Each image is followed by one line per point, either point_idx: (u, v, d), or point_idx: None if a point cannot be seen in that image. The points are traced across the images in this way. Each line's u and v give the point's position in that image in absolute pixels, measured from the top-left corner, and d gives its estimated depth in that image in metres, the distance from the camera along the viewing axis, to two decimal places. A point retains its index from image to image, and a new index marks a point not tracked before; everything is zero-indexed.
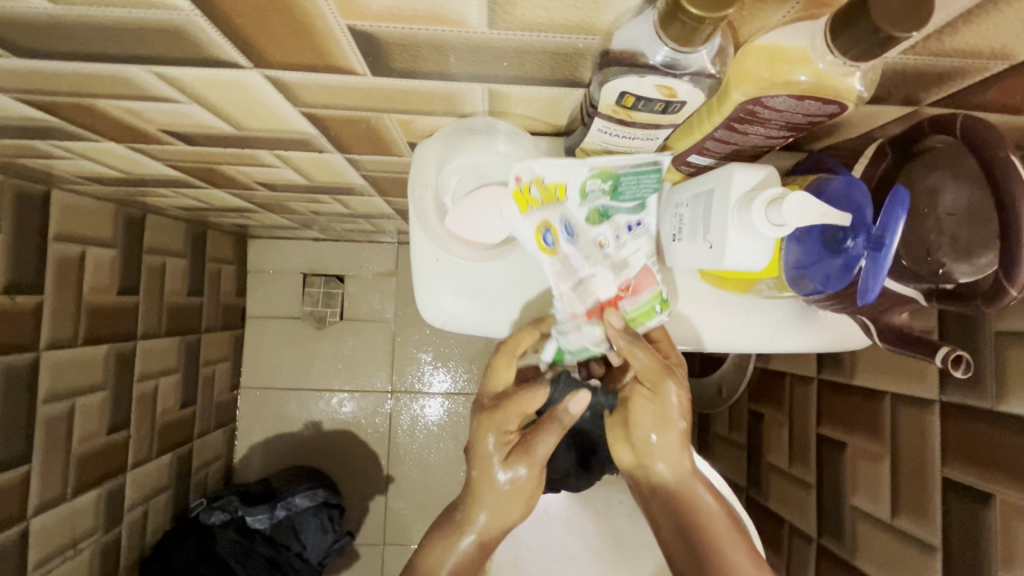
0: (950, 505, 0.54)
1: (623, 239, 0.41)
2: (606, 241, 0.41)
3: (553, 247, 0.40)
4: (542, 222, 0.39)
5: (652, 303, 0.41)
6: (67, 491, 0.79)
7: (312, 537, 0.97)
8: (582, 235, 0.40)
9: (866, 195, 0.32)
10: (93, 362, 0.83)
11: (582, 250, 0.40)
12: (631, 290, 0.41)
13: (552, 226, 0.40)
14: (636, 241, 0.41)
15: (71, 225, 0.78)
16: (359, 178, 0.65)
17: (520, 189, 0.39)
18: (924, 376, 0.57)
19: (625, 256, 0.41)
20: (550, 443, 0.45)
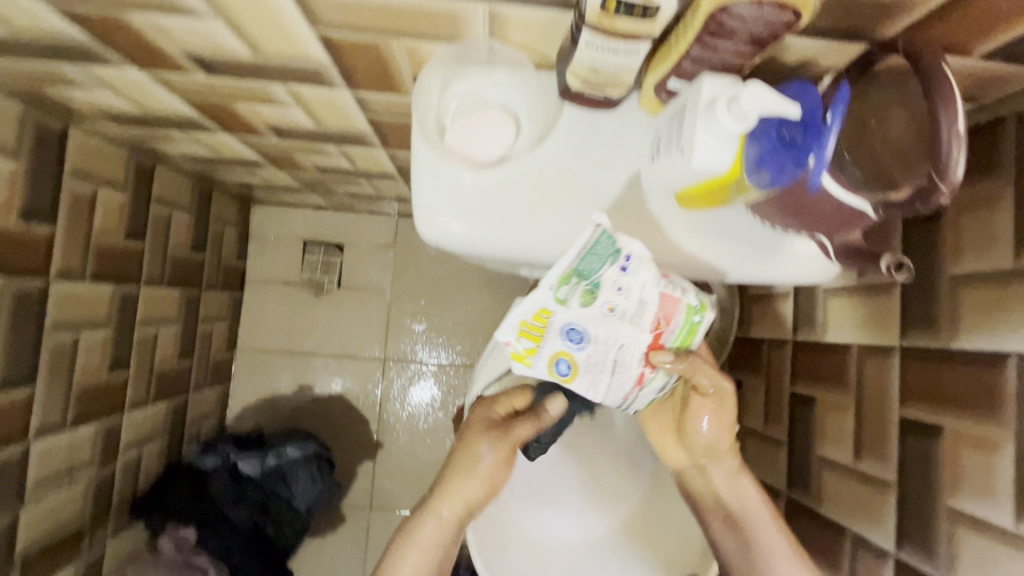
0: (906, 443, 0.58)
1: (621, 292, 0.47)
2: (615, 301, 0.48)
3: (574, 367, 0.50)
4: (555, 357, 0.50)
5: (689, 319, 0.49)
6: (66, 420, 0.81)
7: (301, 486, 1.00)
8: (592, 325, 0.48)
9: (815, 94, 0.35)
10: (98, 299, 0.86)
11: (602, 337, 0.49)
12: (662, 323, 0.49)
13: (562, 354, 0.50)
14: (636, 279, 0.47)
15: (86, 164, 0.81)
16: (365, 124, 0.69)
17: (516, 349, 0.50)
18: (887, 325, 0.61)
19: (636, 302, 0.48)
20: (528, 431, 0.65)
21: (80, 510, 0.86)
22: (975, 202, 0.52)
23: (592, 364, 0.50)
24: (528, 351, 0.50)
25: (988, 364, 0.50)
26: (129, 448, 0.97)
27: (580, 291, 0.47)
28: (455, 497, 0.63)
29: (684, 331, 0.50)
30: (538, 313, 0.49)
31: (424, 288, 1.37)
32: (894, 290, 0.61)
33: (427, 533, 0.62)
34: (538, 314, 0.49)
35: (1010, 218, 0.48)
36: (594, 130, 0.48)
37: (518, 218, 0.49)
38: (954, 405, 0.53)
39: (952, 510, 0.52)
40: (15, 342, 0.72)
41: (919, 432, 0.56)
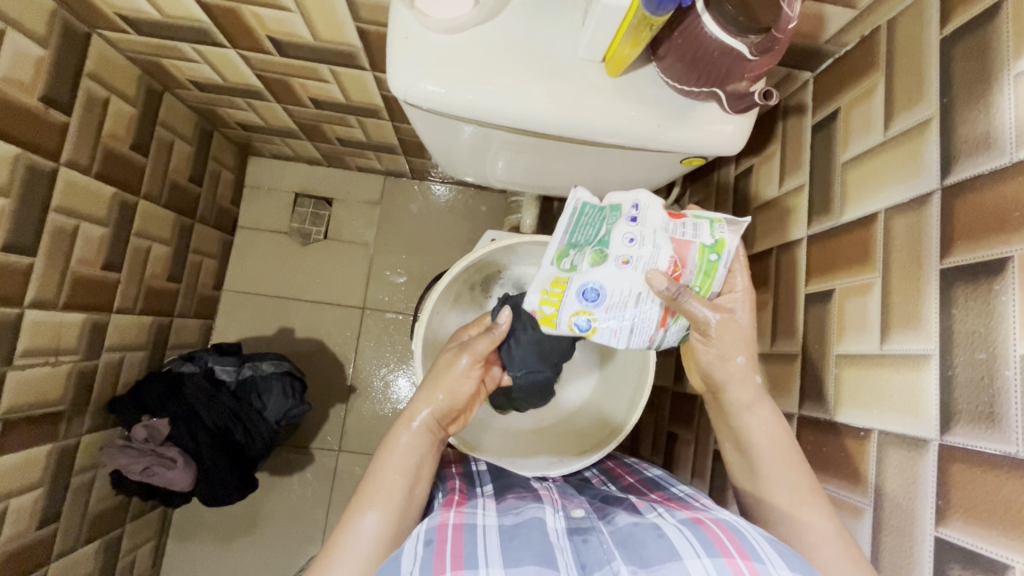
0: (809, 313, 0.66)
1: (632, 243, 0.58)
2: (626, 255, 0.58)
3: (598, 320, 0.59)
4: (576, 315, 0.59)
5: (703, 257, 0.59)
6: (58, 301, 0.88)
7: (273, 399, 1.05)
8: (609, 279, 0.58)
9: None
10: (101, 198, 0.94)
11: (620, 289, 0.58)
12: (679, 263, 0.58)
13: (584, 313, 0.59)
14: (643, 229, 0.58)
15: (104, 72, 0.90)
16: (356, 36, 0.79)
17: (543, 315, 0.61)
18: (798, 221, 0.71)
19: (649, 249, 0.58)
20: (486, 346, 0.74)
21: (61, 392, 0.91)
22: (860, 96, 0.62)
23: (612, 317, 0.59)
24: (551, 313, 0.60)
25: (865, 223, 0.58)
26: (113, 349, 1.02)
27: (592, 253, 0.59)
28: (426, 409, 0.71)
29: (703, 272, 0.59)
30: (555, 280, 0.60)
31: (406, 244, 1.46)
32: (804, 188, 0.70)
33: (402, 442, 0.69)
34: (557, 281, 0.60)
35: (882, 101, 0.58)
36: (541, 9, 0.58)
37: (474, 76, 0.57)
38: (841, 266, 0.61)
39: (838, 358, 0.60)
40: (23, 212, 0.79)
41: (818, 299, 0.64)
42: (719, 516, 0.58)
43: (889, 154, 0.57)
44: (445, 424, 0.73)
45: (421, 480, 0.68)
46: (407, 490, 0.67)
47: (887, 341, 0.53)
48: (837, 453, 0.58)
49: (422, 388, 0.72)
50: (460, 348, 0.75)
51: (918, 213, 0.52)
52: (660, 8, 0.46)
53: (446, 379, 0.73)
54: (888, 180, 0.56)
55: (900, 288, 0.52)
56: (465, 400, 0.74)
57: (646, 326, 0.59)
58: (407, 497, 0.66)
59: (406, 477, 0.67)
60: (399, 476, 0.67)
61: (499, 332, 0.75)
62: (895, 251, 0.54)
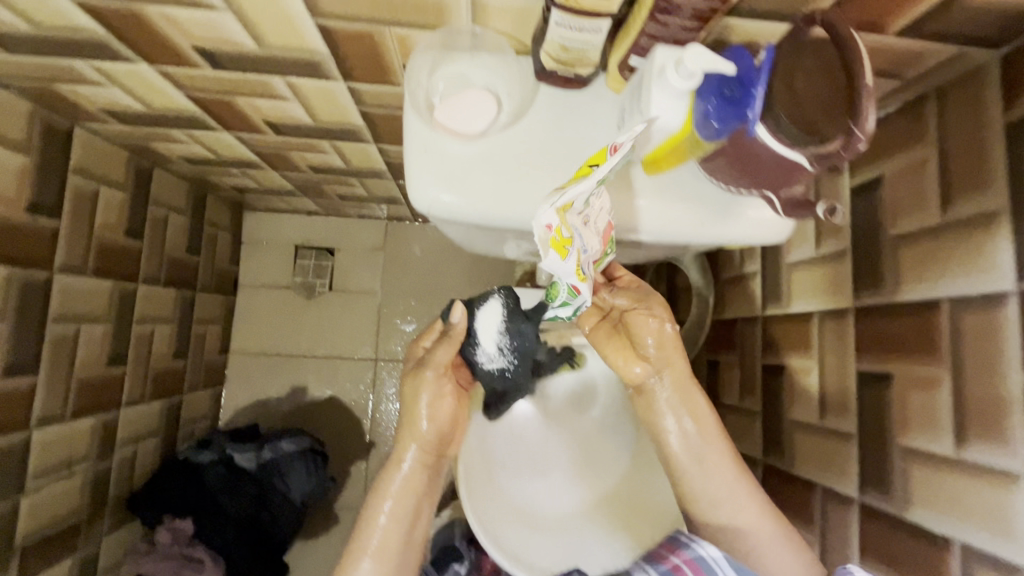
0: (863, 393, 0.63)
1: (596, 203, 0.48)
2: (592, 216, 0.48)
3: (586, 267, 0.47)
4: (577, 256, 0.45)
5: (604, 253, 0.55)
6: (66, 410, 0.83)
7: (297, 478, 1.02)
8: (588, 233, 0.47)
9: (748, 58, 0.40)
10: (99, 293, 0.89)
11: (593, 243, 0.48)
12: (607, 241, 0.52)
13: (581, 257, 0.46)
14: (601, 201, 0.50)
15: (90, 163, 0.85)
16: (359, 118, 0.74)
17: (555, 237, 0.43)
18: (841, 289, 0.68)
19: (601, 218, 0.50)
20: (448, 352, 0.64)
21: (77, 502, 0.87)
22: (907, 168, 0.58)
23: (587, 272, 0.48)
24: (566, 238, 0.43)
25: (926, 310, 0.55)
26: (125, 444, 0.98)
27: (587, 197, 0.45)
28: (412, 445, 0.65)
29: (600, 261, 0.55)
30: (566, 203, 0.43)
31: (415, 289, 1.41)
32: (846, 256, 0.67)
33: (395, 486, 0.64)
34: (569, 204, 0.43)
35: (935, 179, 0.55)
36: (569, 106, 0.54)
37: (502, 177, 0.53)
38: (899, 352, 0.58)
39: (904, 448, 0.57)
40: (19, 331, 0.74)
41: (874, 380, 0.61)
42: (696, 552, 0.54)
43: (951, 239, 0.53)
44: (442, 451, 0.67)
45: (419, 523, 0.66)
46: (404, 536, 0.64)
47: (964, 447, 0.50)
48: (910, 552, 0.55)
49: (403, 422, 0.66)
50: (419, 368, 0.65)
51: (991, 313, 0.49)
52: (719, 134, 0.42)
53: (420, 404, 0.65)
54: (954, 271, 0.52)
55: (976, 394, 0.49)
56: (450, 421, 0.66)
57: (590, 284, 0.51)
58: (405, 543, 0.64)
59: (403, 523, 0.64)
60: (395, 522, 0.63)
61: (456, 336, 0.64)
62: (965, 351, 0.51)
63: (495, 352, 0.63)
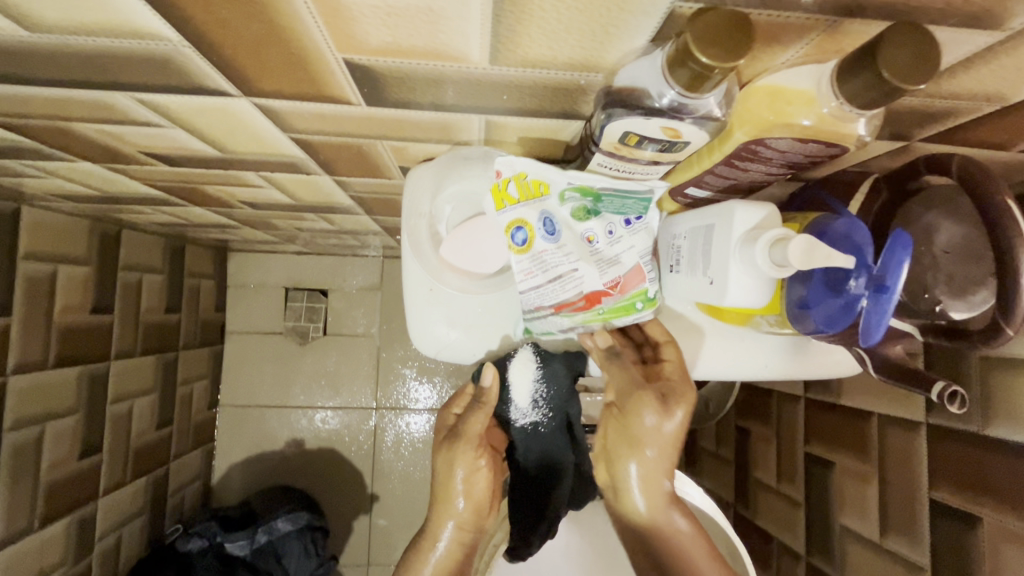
0: (938, 526, 0.55)
1: (615, 235, 0.39)
2: (597, 237, 0.39)
3: (534, 248, 0.38)
4: (513, 220, 0.37)
5: (632, 300, 0.40)
6: (33, 521, 0.75)
7: (295, 562, 0.94)
8: (566, 230, 0.38)
9: (866, 236, 0.33)
10: (65, 385, 0.79)
11: (563, 245, 0.38)
12: (618, 288, 0.40)
13: (528, 225, 0.37)
14: (632, 238, 0.39)
15: (44, 243, 0.75)
16: (348, 200, 0.64)
17: (498, 185, 0.37)
18: (909, 397, 0.59)
19: (617, 253, 0.39)
20: (483, 421, 0.55)
21: None
22: None
23: (538, 261, 0.38)
24: (511, 195, 0.37)
25: None
26: (107, 534, 0.91)
27: (580, 205, 0.37)
28: (448, 523, 0.53)
29: (621, 307, 0.40)
30: (536, 180, 0.37)
31: None
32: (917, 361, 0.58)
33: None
34: (539, 179, 0.36)
35: None
36: None
37: (515, 312, 0.46)
38: (993, 496, 0.50)
39: None
40: None
41: (953, 516, 0.53)
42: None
43: None
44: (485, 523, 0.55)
45: None
46: None
47: None
48: None
49: (437, 498, 0.54)
50: (450, 439, 0.55)
51: None
52: (829, 325, 0.35)
53: (449, 478, 0.53)
54: None
55: None
56: (490, 494, 0.54)
57: (548, 296, 0.39)
58: None
59: None
60: None
61: (490, 401, 0.55)
62: None
63: (529, 407, 0.58)
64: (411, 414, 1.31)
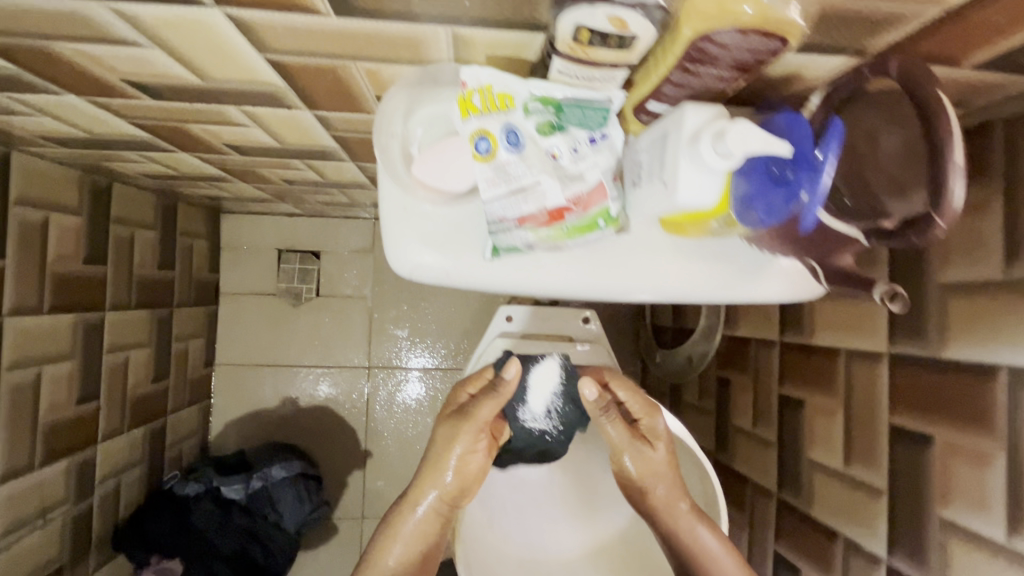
0: (896, 449, 0.58)
1: (579, 152, 0.40)
2: (561, 153, 0.40)
3: (498, 161, 0.39)
4: (476, 131, 0.39)
5: (595, 217, 0.42)
6: (34, 459, 0.78)
7: (288, 507, 0.98)
8: (531, 143, 0.40)
9: (806, 130, 0.34)
10: (61, 331, 0.82)
11: (526, 157, 0.39)
12: (581, 204, 0.41)
13: (490, 135, 0.39)
14: (596, 156, 0.41)
15: (35, 189, 0.76)
16: (332, 141, 0.65)
17: (463, 95, 0.38)
18: (875, 331, 0.61)
19: (581, 170, 0.41)
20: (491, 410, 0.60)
21: (56, 549, 0.83)
22: (966, 207, 0.51)
23: (501, 171, 0.39)
24: (476, 106, 0.38)
25: (978, 373, 0.49)
26: (106, 480, 0.94)
27: (544, 120, 0.39)
28: (433, 490, 0.59)
29: (584, 223, 0.42)
30: (502, 93, 0.38)
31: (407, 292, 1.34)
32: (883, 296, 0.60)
33: (407, 529, 0.59)
34: (505, 94, 0.38)
35: (1001, 228, 0.47)
36: None
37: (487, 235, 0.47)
38: (946, 415, 0.52)
39: (943, 519, 0.52)
40: None
41: (909, 438, 0.56)
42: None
43: (1016, 300, 0.46)
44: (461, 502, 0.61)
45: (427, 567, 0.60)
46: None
47: (1017, 536, 0.45)
48: None
49: (427, 464, 0.60)
50: (458, 418, 0.60)
51: None
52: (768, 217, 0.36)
53: (447, 453, 0.59)
54: (1020, 336, 0.46)
55: None
56: (478, 474, 0.61)
57: (511, 209, 0.40)
58: None
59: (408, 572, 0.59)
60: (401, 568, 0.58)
61: (505, 392, 0.61)
62: None
63: (541, 414, 0.68)
64: (405, 377, 1.34)
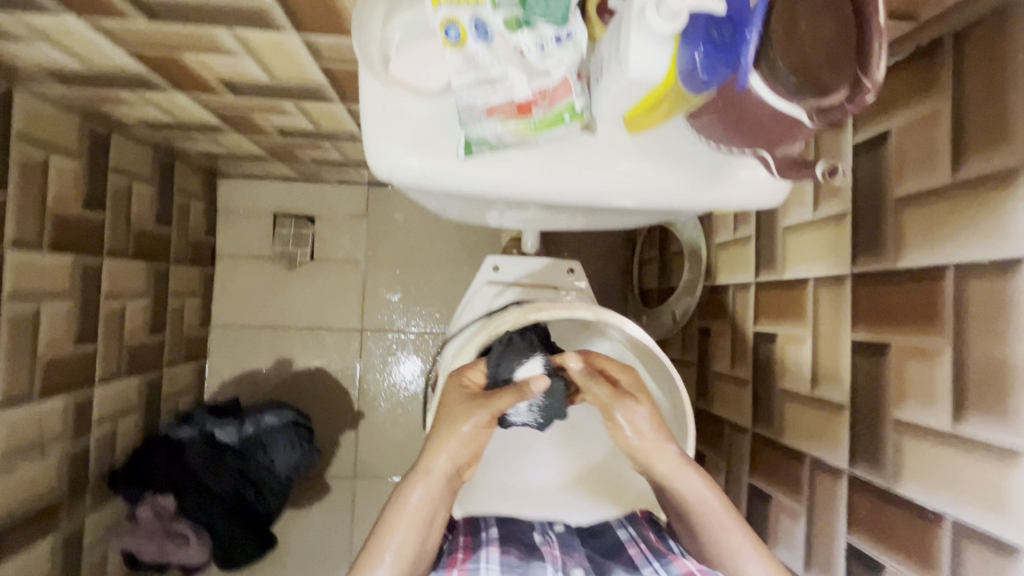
0: (857, 363, 0.60)
1: (546, 48, 0.43)
2: (528, 50, 0.43)
3: (467, 49, 0.42)
4: (446, 18, 0.42)
5: (562, 112, 0.45)
6: (33, 391, 0.81)
7: (280, 452, 1.01)
8: (498, 37, 0.43)
9: None
10: (59, 270, 0.84)
11: (494, 48, 0.42)
12: (547, 98, 0.44)
13: (460, 23, 0.42)
14: (562, 53, 0.43)
15: (36, 129, 0.79)
16: (320, 74, 0.68)
17: None
18: (838, 254, 0.64)
19: (548, 67, 0.43)
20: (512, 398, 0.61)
21: (53, 483, 0.85)
22: (917, 121, 0.54)
23: (471, 59, 0.42)
24: None
25: (930, 275, 0.51)
26: (103, 422, 0.96)
27: (510, 15, 0.43)
28: (443, 456, 0.60)
29: (552, 118, 0.45)
30: None
31: (399, 256, 1.36)
32: (846, 219, 0.63)
33: (414, 496, 0.58)
34: None
35: (949, 135, 0.50)
36: None
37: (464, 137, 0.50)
38: (899, 320, 0.55)
39: (898, 420, 0.54)
40: None
41: (869, 350, 0.59)
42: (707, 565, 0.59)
43: (962, 200, 0.49)
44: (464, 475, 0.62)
45: (432, 534, 0.59)
46: (417, 549, 0.57)
47: (962, 422, 0.48)
48: (905, 529, 0.53)
49: (436, 434, 0.61)
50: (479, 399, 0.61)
51: (1001, 280, 0.45)
52: (708, 81, 0.40)
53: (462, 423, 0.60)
54: (965, 233, 0.48)
55: (977, 366, 0.47)
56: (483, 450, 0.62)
57: (480, 97, 0.43)
58: (415, 560, 0.57)
59: (416, 536, 0.58)
60: (410, 533, 0.57)
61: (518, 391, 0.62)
62: (969, 322, 0.47)
63: (524, 408, 0.65)
64: (400, 362, 1.36)
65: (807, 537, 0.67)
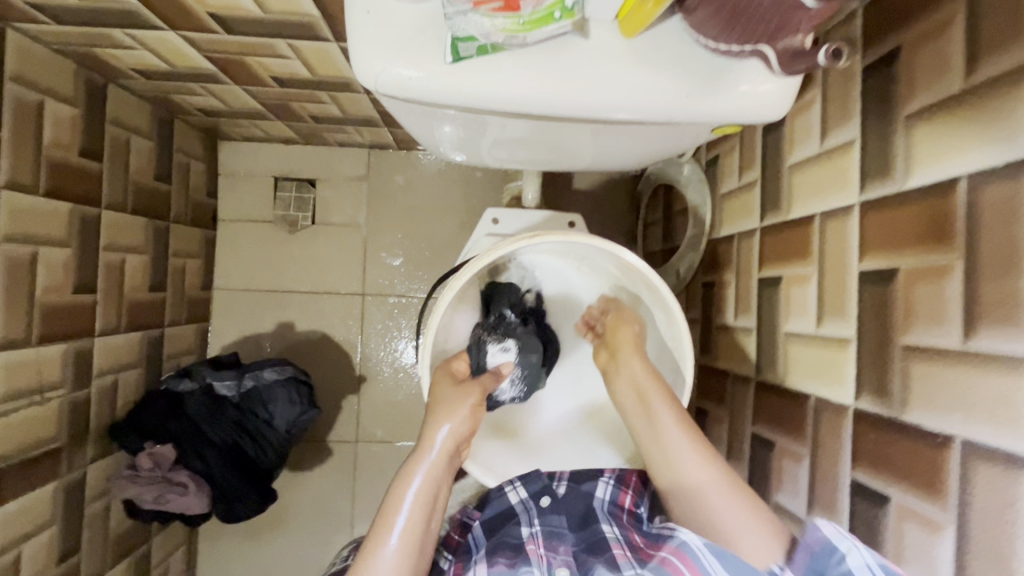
0: (864, 293, 0.58)
1: None
2: None
3: None
4: None
5: (551, 10, 0.45)
6: (32, 335, 0.81)
7: (279, 407, 1.00)
8: None
9: None
10: (56, 216, 0.84)
11: None
12: None
13: None
14: None
15: (31, 72, 0.78)
16: (312, 6, 0.66)
17: None
18: (845, 183, 0.61)
19: None
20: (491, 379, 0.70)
21: (54, 429, 0.86)
22: (931, 30, 0.51)
23: None
24: None
25: (941, 191, 0.49)
26: (105, 374, 0.97)
27: None
28: (442, 432, 0.64)
29: (540, 15, 0.45)
30: None
31: (400, 220, 1.35)
32: (854, 146, 0.60)
33: (415, 481, 0.61)
34: None
35: (964, 39, 0.47)
36: None
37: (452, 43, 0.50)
38: (908, 242, 0.52)
39: (905, 346, 0.52)
40: None
41: (876, 279, 0.56)
42: (680, 542, 0.57)
43: (975, 106, 0.46)
44: (462, 450, 0.66)
45: (437, 508, 0.62)
46: (424, 523, 0.60)
47: (972, 337, 0.46)
48: (910, 458, 0.51)
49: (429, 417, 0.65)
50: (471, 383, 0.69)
51: (1017, 183, 0.43)
52: None
53: (454, 406, 0.65)
54: (979, 139, 0.46)
55: (990, 277, 0.44)
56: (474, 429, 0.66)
57: None
58: (425, 531, 0.60)
59: (423, 510, 0.60)
60: (417, 509, 0.60)
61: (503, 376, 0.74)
62: (981, 233, 0.45)
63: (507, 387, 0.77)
64: (402, 338, 1.35)
65: (811, 479, 0.65)
